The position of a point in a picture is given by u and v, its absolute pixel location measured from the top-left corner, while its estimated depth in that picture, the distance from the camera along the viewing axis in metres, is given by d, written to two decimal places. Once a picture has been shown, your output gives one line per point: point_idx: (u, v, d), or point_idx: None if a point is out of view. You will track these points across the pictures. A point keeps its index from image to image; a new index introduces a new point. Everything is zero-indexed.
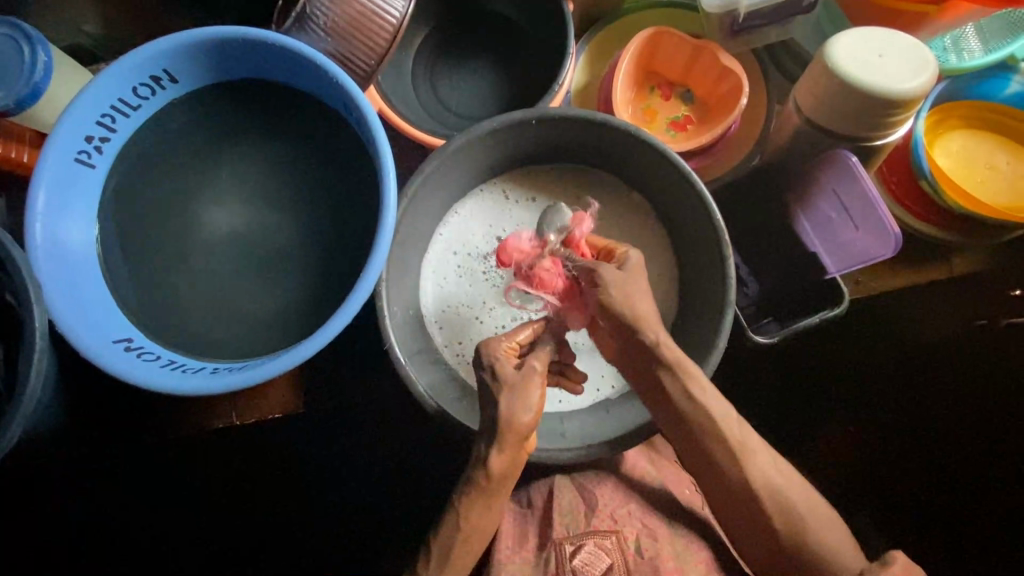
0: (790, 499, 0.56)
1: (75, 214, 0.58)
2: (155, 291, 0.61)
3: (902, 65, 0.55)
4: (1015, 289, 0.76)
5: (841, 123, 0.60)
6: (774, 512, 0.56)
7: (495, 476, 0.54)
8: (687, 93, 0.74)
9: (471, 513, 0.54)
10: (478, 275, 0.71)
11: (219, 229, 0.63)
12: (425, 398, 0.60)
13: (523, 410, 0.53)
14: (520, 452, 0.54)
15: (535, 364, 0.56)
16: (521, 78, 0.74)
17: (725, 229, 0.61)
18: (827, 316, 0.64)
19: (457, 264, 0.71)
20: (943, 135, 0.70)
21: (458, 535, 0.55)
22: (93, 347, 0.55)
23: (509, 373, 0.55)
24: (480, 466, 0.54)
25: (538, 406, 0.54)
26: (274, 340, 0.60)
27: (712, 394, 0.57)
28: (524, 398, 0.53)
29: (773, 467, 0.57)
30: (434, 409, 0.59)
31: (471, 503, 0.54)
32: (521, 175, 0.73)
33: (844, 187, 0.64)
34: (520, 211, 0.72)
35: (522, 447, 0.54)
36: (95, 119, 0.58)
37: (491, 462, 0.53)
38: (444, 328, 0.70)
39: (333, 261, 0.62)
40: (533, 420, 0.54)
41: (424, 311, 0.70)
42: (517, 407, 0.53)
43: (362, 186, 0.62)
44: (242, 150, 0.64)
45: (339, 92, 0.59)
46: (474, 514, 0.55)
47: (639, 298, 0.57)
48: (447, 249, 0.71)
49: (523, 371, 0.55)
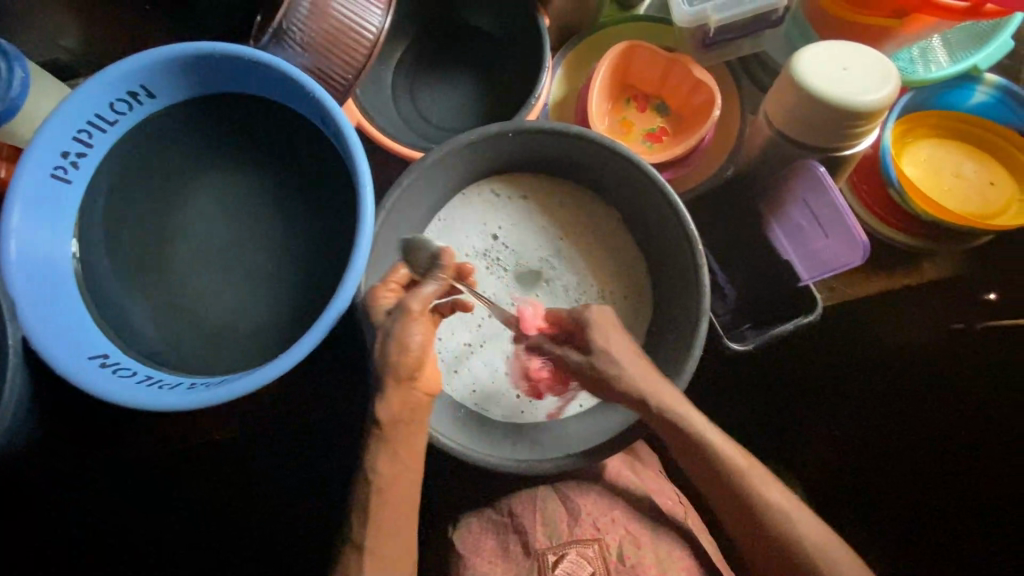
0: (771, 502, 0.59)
1: (49, 231, 0.57)
2: (132, 305, 0.61)
3: (865, 78, 0.57)
4: (991, 294, 0.77)
5: (809, 134, 0.61)
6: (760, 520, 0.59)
7: (387, 425, 0.53)
8: (661, 104, 0.75)
9: (377, 463, 0.55)
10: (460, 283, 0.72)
11: (197, 244, 0.63)
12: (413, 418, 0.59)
13: (400, 347, 0.51)
14: (408, 396, 0.53)
15: (411, 304, 0.52)
16: (501, 91, 0.75)
17: (698, 238, 0.62)
18: (802, 322, 0.65)
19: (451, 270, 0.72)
20: (912, 144, 0.72)
21: (382, 505, 0.55)
22: (68, 364, 0.54)
23: (386, 319, 0.53)
24: (372, 421, 0.54)
25: (420, 340, 0.52)
26: (253, 355, 0.60)
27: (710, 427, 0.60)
28: (403, 335, 0.51)
29: (765, 481, 0.60)
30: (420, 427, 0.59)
31: (376, 456, 0.54)
32: (506, 183, 0.73)
33: (814, 195, 0.65)
34: (509, 218, 0.73)
35: (414, 391, 0.53)
36: (71, 135, 0.57)
37: (380, 413, 0.53)
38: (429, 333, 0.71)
39: (310, 274, 0.62)
40: (423, 346, 0.52)
41: None
42: (396, 343, 0.51)
43: (340, 199, 0.63)
44: (220, 164, 0.64)
45: (316, 107, 0.60)
46: (382, 463, 0.55)
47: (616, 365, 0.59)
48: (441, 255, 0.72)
49: (399, 312, 0.53)
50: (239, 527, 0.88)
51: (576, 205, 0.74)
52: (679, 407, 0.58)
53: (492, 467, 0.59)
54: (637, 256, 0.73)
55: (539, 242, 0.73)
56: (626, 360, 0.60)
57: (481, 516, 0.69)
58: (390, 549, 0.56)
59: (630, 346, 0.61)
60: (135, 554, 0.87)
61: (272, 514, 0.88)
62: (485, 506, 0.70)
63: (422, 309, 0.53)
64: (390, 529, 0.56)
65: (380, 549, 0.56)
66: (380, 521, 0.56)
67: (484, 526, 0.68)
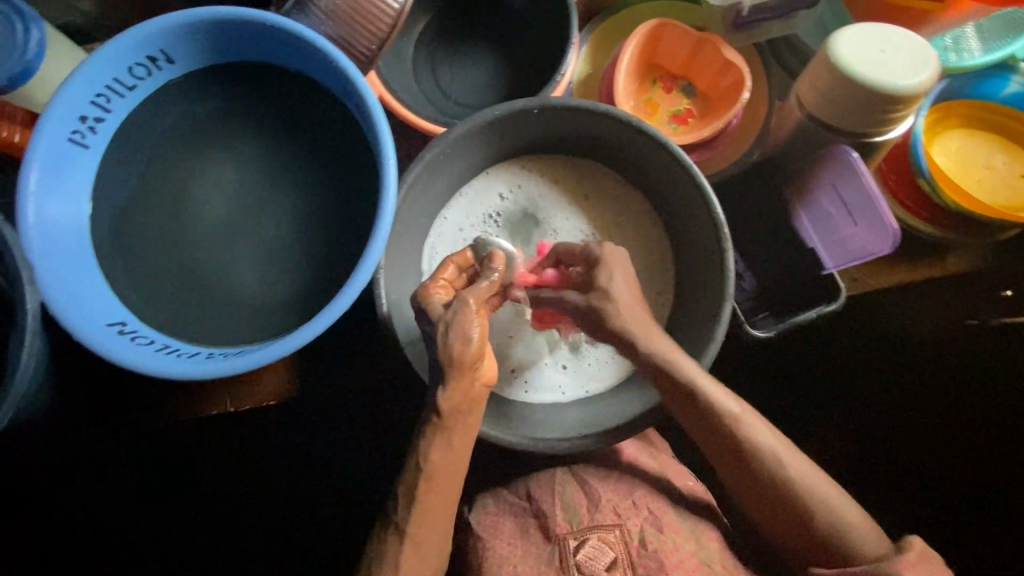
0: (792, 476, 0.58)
1: (66, 196, 0.57)
2: (148, 274, 0.60)
3: (904, 62, 0.56)
4: (1007, 291, 0.75)
5: (841, 118, 0.60)
6: (773, 488, 0.59)
7: (446, 414, 0.54)
8: (688, 86, 0.74)
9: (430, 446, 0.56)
10: None
11: (215, 212, 0.62)
12: (492, 434, 0.59)
13: (463, 340, 0.53)
14: (470, 387, 0.54)
15: (466, 299, 0.54)
16: (524, 66, 0.74)
17: (724, 221, 0.61)
18: (825, 310, 0.64)
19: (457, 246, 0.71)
20: (942, 133, 0.70)
21: (436, 489, 0.57)
22: (86, 330, 0.54)
23: (442, 312, 0.54)
24: (432, 412, 0.55)
25: (479, 333, 0.53)
26: (270, 326, 0.60)
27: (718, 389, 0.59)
28: (464, 329, 0.53)
29: (786, 453, 0.59)
30: (498, 439, 0.59)
31: (432, 443, 0.55)
32: (518, 160, 0.73)
33: (843, 182, 0.64)
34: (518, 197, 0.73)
35: (473, 377, 0.54)
36: (90, 99, 0.56)
37: (440, 400, 0.54)
38: None
39: (330, 246, 0.61)
40: (479, 347, 0.53)
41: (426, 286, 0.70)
42: (457, 341, 0.53)
43: (362, 172, 0.62)
44: (239, 132, 0.63)
45: (338, 75, 0.59)
46: (433, 452, 0.55)
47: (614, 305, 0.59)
48: (446, 233, 0.71)
49: (455, 308, 0.54)
50: (253, 499, 0.90)
51: (592, 185, 0.73)
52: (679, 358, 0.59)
53: (527, 449, 0.59)
54: (661, 239, 0.72)
55: (563, 224, 0.73)
56: (623, 301, 0.59)
57: (498, 498, 0.69)
58: (418, 519, 0.57)
59: (629, 284, 0.60)
60: (151, 525, 0.89)
61: (291, 487, 0.90)
62: (502, 488, 0.70)
63: (480, 316, 0.54)
64: (436, 512, 0.57)
65: (427, 527, 0.57)
66: (431, 501, 0.57)
67: (500, 506, 0.68)
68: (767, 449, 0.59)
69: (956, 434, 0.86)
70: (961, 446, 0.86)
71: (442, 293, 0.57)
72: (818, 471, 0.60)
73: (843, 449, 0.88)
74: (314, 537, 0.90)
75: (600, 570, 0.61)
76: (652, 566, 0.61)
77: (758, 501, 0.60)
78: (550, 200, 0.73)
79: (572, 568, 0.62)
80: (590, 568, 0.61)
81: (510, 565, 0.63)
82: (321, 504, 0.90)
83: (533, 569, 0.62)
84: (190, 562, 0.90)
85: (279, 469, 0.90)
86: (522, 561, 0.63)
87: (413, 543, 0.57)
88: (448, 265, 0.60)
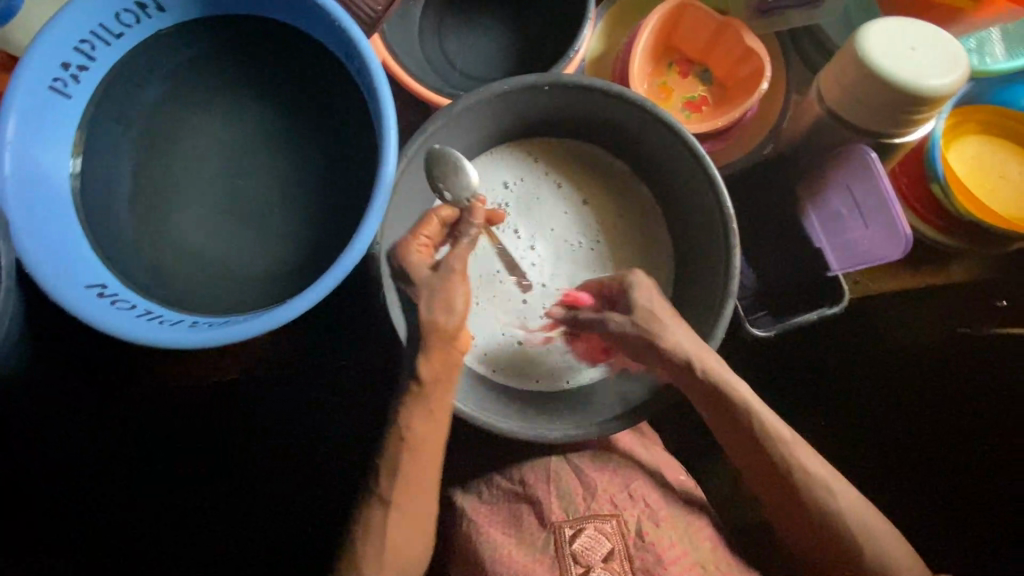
0: (831, 500, 0.61)
1: (46, 148, 0.53)
2: (131, 234, 0.57)
3: (932, 60, 0.54)
4: (1003, 300, 0.77)
5: (862, 115, 0.58)
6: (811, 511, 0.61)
7: (427, 381, 0.55)
8: (704, 72, 0.71)
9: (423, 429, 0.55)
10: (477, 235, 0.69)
11: (203, 174, 0.59)
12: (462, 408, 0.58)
13: (446, 308, 0.54)
14: (449, 356, 0.55)
15: (448, 265, 0.55)
16: (536, 39, 0.71)
17: (733, 215, 0.59)
18: (827, 313, 0.63)
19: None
20: (959, 138, 0.68)
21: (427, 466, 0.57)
22: (63, 290, 0.51)
23: (425, 277, 0.55)
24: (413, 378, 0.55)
25: (464, 302, 0.55)
26: (258, 297, 0.57)
27: (763, 412, 0.61)
28: (448, 297, 0.54)
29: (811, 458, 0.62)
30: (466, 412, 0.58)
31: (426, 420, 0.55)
32: (521, 142, 0.70)
33: (858, 181, 0.62)
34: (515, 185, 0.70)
35: (456, 350, 0.55)
36: (73, 45, 0.53)
37: (422, 371, 0.54)
38: None
39: (324, 217, 0.59)
40: (462, 311, 0.55)
41: None
42: (436, 314, 0.54)
43: (361, 141, 0.59)
44: (232, 91, 0.60)
45: (341, 37, 0.56)
46: (416, 421, 0.56)
47: (668, 331, 0.59)
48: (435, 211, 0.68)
49: (439, 273, 0.55)
50: (236, 469, 0.88)
51: (598, 175, 0.71)
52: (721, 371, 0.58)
53: (504, 432, 0.58)
54: (665, 232, 0.70)
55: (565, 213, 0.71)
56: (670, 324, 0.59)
57: (491, 484, 0.69)
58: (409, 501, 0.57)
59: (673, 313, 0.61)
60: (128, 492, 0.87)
61: None
62: (496, 472, 0.70)
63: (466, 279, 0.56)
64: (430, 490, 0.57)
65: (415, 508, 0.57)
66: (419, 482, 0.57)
67: (495, 496, 0.68)
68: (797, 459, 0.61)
69: (946, 447, 0.87)
70: (949, 452, 0.87)
71: (425, 262, 0.56)
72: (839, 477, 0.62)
73: (836, 451, 0.88)
74: (300, 511, 0.89)
75: (596, 560, 0.62)
76: (649, 559, 0.62)
77: (802, 526, 0.62)
78: (548, 191, 0.71)
79: (568, 558, 0.62)
80: (585, 558, 0.62)
81: (504, 549, 0.63)
82: None
83: (527, 554, 0.63)
84: (168, 530, 0.88)
85: (264, 441, 0.88)
86: (517, 546, 0.63)
87: (400, 519, 0.57)
88: (426, 221, 0.58)
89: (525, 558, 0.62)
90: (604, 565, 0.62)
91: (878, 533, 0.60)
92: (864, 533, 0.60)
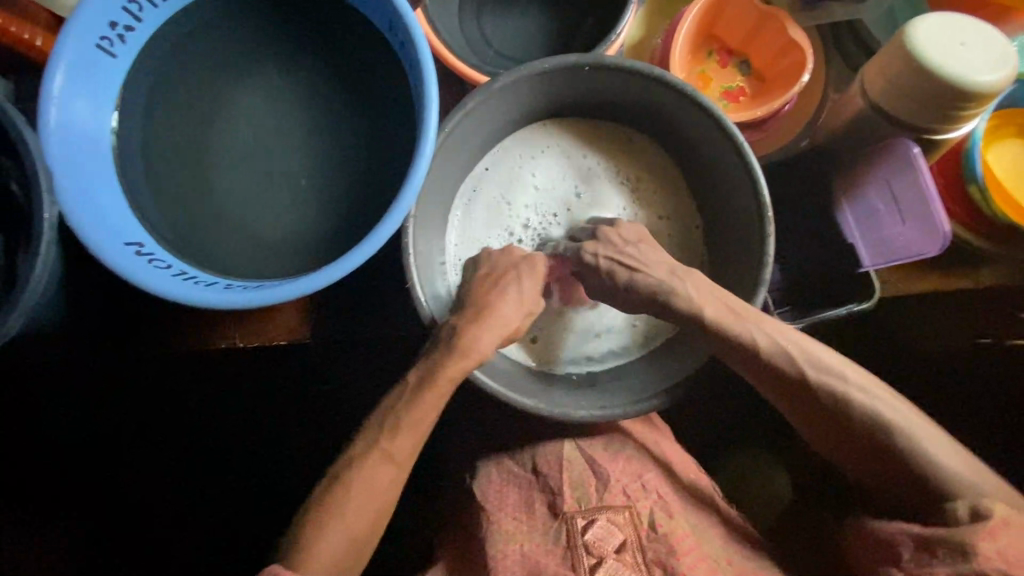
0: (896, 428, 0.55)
1: (89, 105, 0.54)
2: (169, 195, 0.58)
3: (982, 56, 0.53)
4: None
5: (908, 108, 0.58)
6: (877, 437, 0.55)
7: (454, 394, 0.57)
8: (744, 63, 0.71)
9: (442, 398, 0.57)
10: (508, 209, 0.71)
11: (241, 137, 0.59)
12: (486, 383, 0.58)
13: (493, 313, 0.59)
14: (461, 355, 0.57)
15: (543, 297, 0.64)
16: (578, 23, 0.70)
17: (769, 204, 0.59)
18: (854, 309, 0.63)
19: (495, 202, 0.71)
20: (998, 141, 0.68)
21: None
22: (103, 245, 0.51)
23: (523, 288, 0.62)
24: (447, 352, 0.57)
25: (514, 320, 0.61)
26: (291, 264, 0.58)
27: (775, 323, 0.58)
28: (508, 302, 0.60)
29: (852, 374, 0.57)
30: (488, 388, 0.58)
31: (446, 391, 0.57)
32: (590, 133, 0.72)
33: (897, 179, 0.62)
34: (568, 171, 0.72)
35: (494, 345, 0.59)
36: (122, 5, 0.53)
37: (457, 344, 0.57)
38: (460, 248, 0.69)
39: (359, 186, 0.59)
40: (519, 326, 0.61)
41: (450, 233, 0.69)
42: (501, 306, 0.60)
43: (400, 113, 0.59)
44: (271, 57, 0.60)
45: (387, 9, 0.56)
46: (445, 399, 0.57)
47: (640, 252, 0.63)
48: (526, 191, 0.71)
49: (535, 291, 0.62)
50: (255, 445, 0.91)
51: (649, 187, 0.72)
52: (704, 299, 0.59)
53: (522, 407, 0.58)
54: (696, 220, 0.71)
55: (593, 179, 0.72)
56: (649, 257, 0.63)
57: (503, 469, 0.69)
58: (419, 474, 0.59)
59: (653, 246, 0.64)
60: (140, 475, 0.91)
61: (291, 428, 0.91)
62: (505, 454, 0.70)
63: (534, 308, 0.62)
64: None
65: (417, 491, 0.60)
66: None
67: (504, 478, 0.69)
68: (832, 379, 0.57)
69: None
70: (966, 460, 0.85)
71: (527, 274, 0.62)
72: (889, 394, 0.57)
73: None
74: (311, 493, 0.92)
75: (608, 551, 0.62)
76: (662, 551, 0.62)
77: (860, 455, 0.57)
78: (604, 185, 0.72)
79: (580, 549, 0.62)
80: (598, 549, 0.62)
81: (516, 544, 0.63)
82: (322, 447, 0.91)
83: (539, 547, 0.63)
84: (181, 513, 0.92)
85: (280, 417, 0.90)
86: (528, 538, 0.64)
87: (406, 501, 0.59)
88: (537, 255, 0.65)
89: (535, 548, 0.63)
90: (617, 557, 0.61)
91: (951, 460, 0.53)
92: (931, 460, 0.54)
